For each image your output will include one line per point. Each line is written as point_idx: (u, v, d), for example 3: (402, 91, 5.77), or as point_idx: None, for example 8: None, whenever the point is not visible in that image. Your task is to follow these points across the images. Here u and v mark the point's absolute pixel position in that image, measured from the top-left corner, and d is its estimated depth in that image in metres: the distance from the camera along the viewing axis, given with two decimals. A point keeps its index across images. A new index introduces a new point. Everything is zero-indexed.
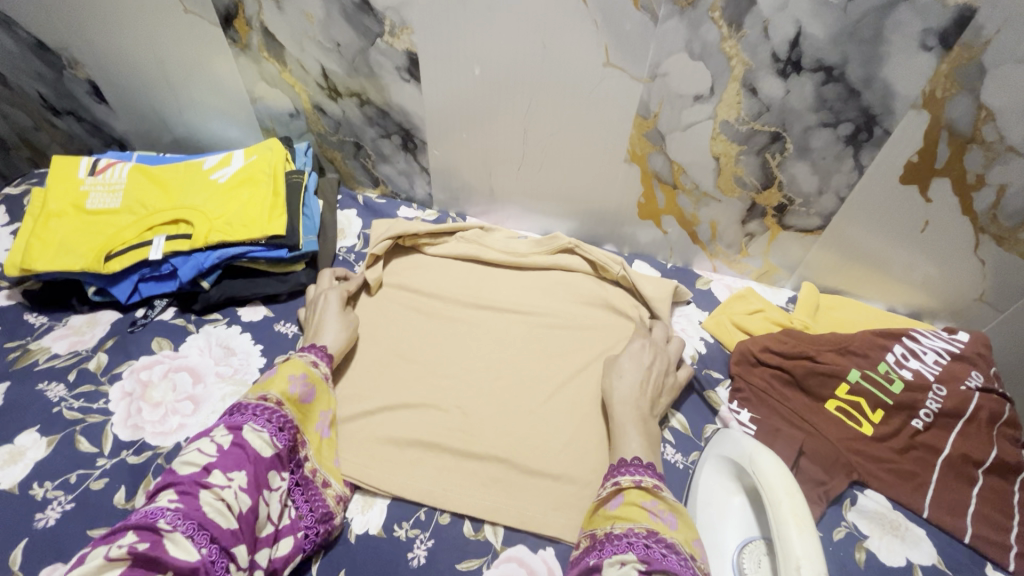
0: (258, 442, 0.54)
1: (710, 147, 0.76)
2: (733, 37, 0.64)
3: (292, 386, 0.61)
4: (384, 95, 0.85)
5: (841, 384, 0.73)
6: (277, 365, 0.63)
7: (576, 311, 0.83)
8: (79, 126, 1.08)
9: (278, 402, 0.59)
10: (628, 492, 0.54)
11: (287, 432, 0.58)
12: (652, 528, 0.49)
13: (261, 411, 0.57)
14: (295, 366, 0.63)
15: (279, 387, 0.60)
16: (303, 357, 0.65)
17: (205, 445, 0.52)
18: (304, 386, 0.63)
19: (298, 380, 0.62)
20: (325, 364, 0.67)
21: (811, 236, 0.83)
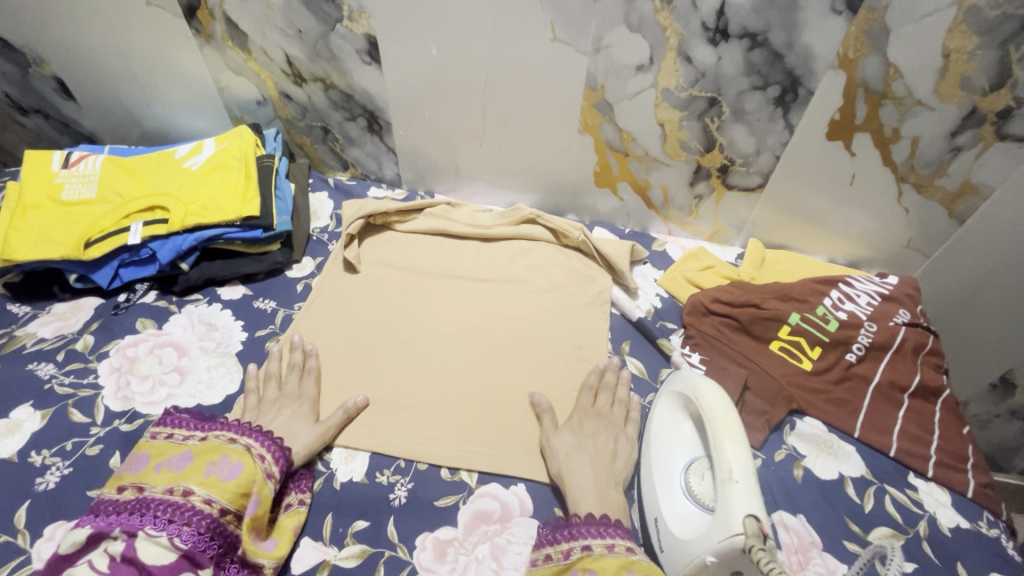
0: (152, 551, 0.49)
1: (655, 114, 0.81)
2: (665, 9, 0.70)
3: (205, 472, 0.55)
4: (347, 79, 0.89)
5: (783, 326, 0.79)
6: (192, 453, 0.57)
7: (539, 276, 0.88)
8: (48, 124, 1.10)
9: (185, 492, 0.53)
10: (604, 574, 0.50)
11: (197, 527, 0.51)
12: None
13: (162, 510, 0.51)
14: (214, 452, 0.57)
15: (192, 479, 0.54)
16: (226, 440, 0.59)
17: (95, 556, 0.48)
18: (223, 467, 0.56)
19: (218, 463, 0.56)
20: (266, 451, 0.59)
21: (754, 194, 0.90)
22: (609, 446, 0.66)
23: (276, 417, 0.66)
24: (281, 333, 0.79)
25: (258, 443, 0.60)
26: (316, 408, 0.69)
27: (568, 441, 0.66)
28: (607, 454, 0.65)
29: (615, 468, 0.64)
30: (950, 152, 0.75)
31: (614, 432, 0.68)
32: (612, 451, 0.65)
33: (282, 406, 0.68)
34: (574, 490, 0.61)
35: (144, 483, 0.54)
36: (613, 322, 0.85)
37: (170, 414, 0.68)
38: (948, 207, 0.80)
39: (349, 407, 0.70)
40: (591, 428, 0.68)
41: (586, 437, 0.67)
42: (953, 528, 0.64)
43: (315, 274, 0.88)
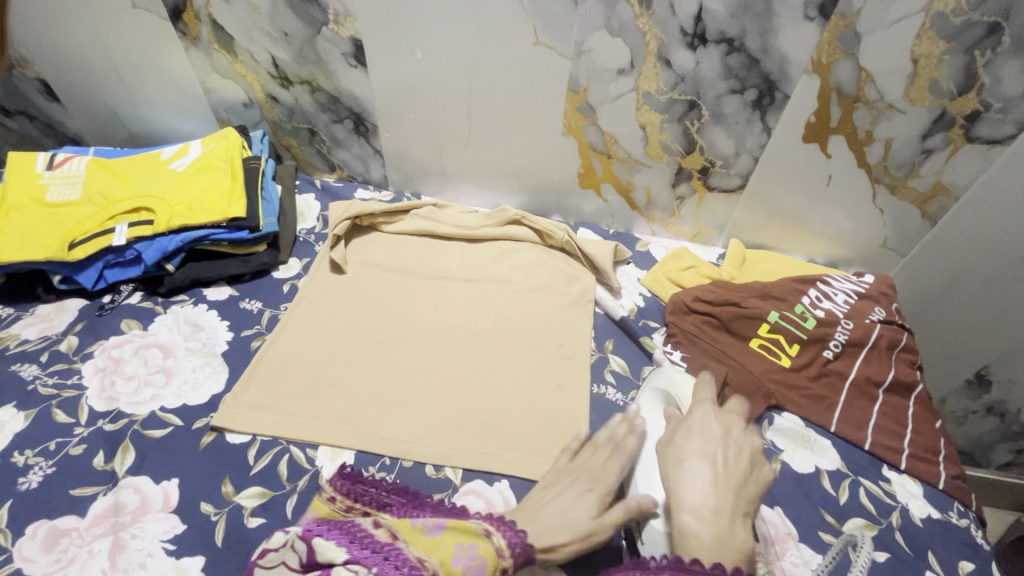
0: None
1: (637, 117, 0.83)
2: (645, 14, 0.72)
3: (455, 560, 0.47)
4: (334, 81, 0.89)
5: (762, 324, 0.81)
6: (448, 523, 0.51)
7: (525, 276, 0.90)
8: (32, 126, 1.09)
9: (432, 574, 0.46)
10: None
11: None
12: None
13: (402, 562, 0.46)
14: (468, 534, 0.50)
15: (437, 559, 0.47)
16: (479, 523, 0.51)
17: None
18: (471, 562, 0.47)
19: (465, 553, 0.48)
20: (506, 543, 0.50)
21: (734, 195, 0.91)
22: (736, 460, 0.59)
23: (561, 494, 0.57)
24: (267, 333, 0.80)
25: (500, 534, 0.50)
26: (602, 498, 0.57)
27: (691, 444, 0.60)
28: (735, 473, 0.58)
29: (740, 493, 0.56)
30: (921, 154, 0.77)
31: (748, 447, 0.61)
32: (741, 472, 0.58)
33: (574, 482, 0.59)
34: (683, 505, 0.55)
35: (400, 534, 0.50)
36: (597, 321, 0.86)
37: (155, 414, 0.68)
38: (921, 207, 0.83)
39: (632, 508, 0.56)
40: (723, 433, 0.62)
41: (714, 451, 0.59)
42: (925, 519, 0.66)
43: (301, 275, 0.89)
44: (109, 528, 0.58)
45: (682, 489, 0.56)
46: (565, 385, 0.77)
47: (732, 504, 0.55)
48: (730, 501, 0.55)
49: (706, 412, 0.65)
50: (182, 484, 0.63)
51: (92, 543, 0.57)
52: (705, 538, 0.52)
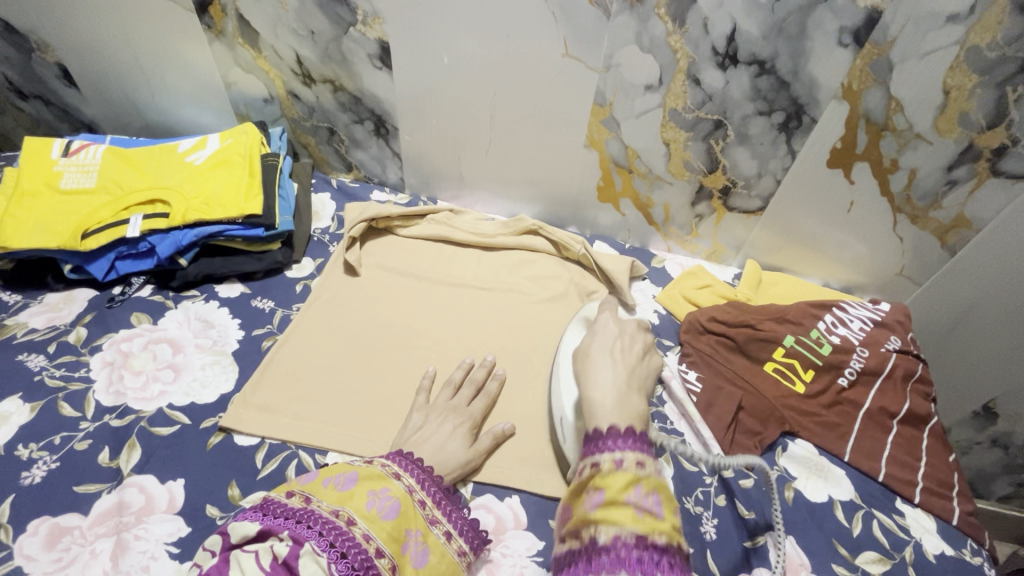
0: (311, 568, 0.46)
1: (660, 133, 0.82)
2: (677, 32, 0.71)
3: (369, 502, 0.52)
4: (357, 82, 0.89)
5: (777, 347, 0.80)
6: (357, 474, 0.55)
7: (539, 286, 0.89)
8: (47, 110, 1.09)
9: (349, 519, 0.50)
10: (608, 487, 0.49)
11: (352, 560, 0.47)
12: (645, 525, 0.46)
13: (324, 527, 0.49)
14: (376, 482, 0.55)
15: (355, 503, 0.52)
16: (384, 469, 0.57)
17: (263, 550, 0.47)
18: (386, 502, 0.53)
19: (379, 496, 0.53)
20: (414, 480, 0.58)
21: (753, 217, 0.91)
22: (633, 347, 0.66)
23: (438, 430, 0.66)
24: (278, 333, 0.79)
25: (409, 476, 0.58)
26: (472, 429, 0.68)
27: (595, 343, 0.66)
28: (631, 354, 0.65)
29: (634, 369, 0.63)
30: (945, 185, 0.76)
31: (641, 337, 0.68)
32: (635, 353, 0.65)
33: (446, 419, 0.68)
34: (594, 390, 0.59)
35: (312, 495, 0.53)
36: None
37: (163, 411, 0.67)
38: (941, 238, 0.82)
39: (497, 433, 0.69)
40: (622, 330, 0.68)
41: (616, 342, 0.66)
42: (938, 555, 0.65)
43: (314, 275, 0.88)
44: (112, 527, 0.57)
45: (591, 372, 0.62)
46: None
47: (627, 380, 0.60)
48: (626, 377, 0.61)
49: (610, 318, 0.71)
50: (188, 485, 0.61)
51: (95, 543, 0.55)
52: (609, 409, 0.57)
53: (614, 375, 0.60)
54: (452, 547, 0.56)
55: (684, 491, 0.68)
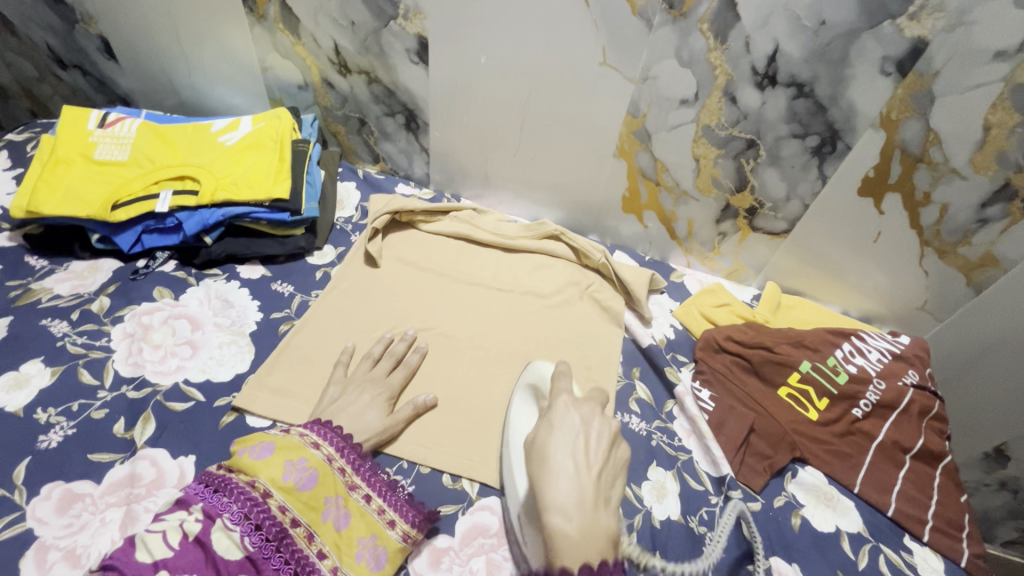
0: (224, 543, 0.49)
1: (691, 149, 0.82)
2: (718, 49, 0.71)
3: (285, 473, 0.54)
4: (392, 75, 0.89)
5: (793, 372, 0.80)
6: (274, 444, 0.56)
7: (554, 292, 0.88)
8: (85, 80, 1.11)
9: (265, 491, 0.52)
10: None
11: (266, 532, 0.50)
12: None
13: (238, 497, 0.51)
14: (294, 451, 0.56)
15: (269, 475, 0.53)
16: (303, 439, 0.57)
17: (172, 529, 0.48)
18: (303, 472, 0.55)
19: (296, 467, 0.55)
20: (334, 449, 0.58)
21: (777, 239, 0.90)
22: (598, 443, 0.51)
23: (355, 401, 0.67)
24: (296, 318, 0.79)
25: (327, 445, 0.59)
26: (390, 399, 0.70)
27: (553, 441, 0.51)
28: (595, 456, 0.50)
29: (602, 475, 0.48)
30: (976, 223, 0.75)
31: (608, 429, 0.53)
32: (602, 451, 0.50)
33: (364, 390, 0.69)
34: (551, 510, 0.46)
35: (233, 466, 0.54)
36: (624, 347, 0.85)
37: (179, 386, 0.68)
38: (968, 275, 0.80)
39: (419, 404, 0.71)
40: (582, 419, 0.54)
41: (578, 438, 0.51)
42: None
43: (335, 264, 0.88)
44: (122, 498, 0.57)
45: (546, 482, 0.48)
46: None
47: (595, 493, 0.46)
48: (592, 493, 0.46)
49: (568, 405, 0.57)
50: (199, 461, 0.62)
51: (105, 512, 0.56)
52: (571, 536, 0.44)
53: (578, 485, 0.47)
54: (371, 507, 0.57)
55: (689, 510, 0.67)
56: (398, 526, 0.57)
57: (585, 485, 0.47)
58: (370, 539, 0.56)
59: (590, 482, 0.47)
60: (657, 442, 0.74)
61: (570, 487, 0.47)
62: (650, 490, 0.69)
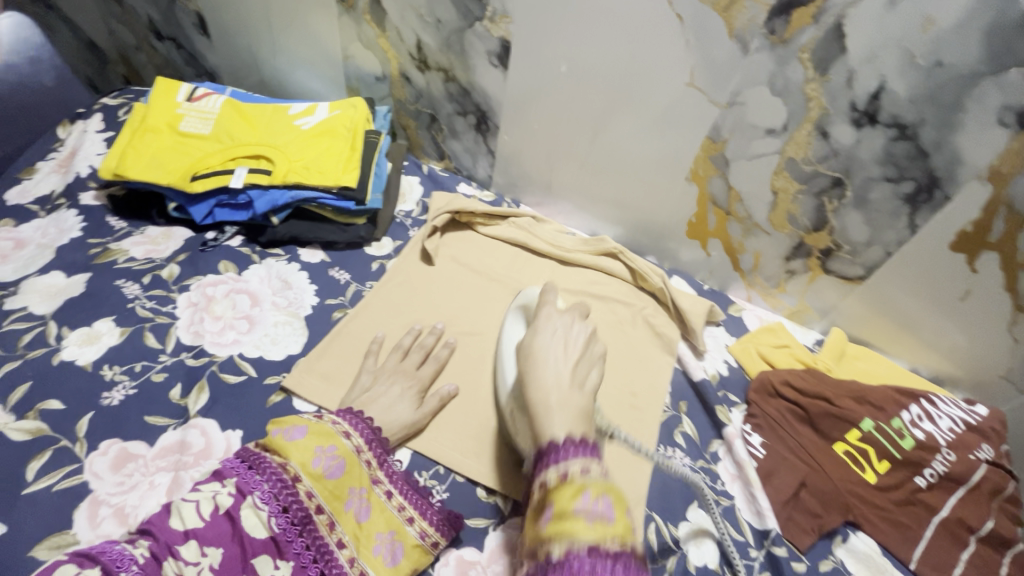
0: (251, 521, 0.51)
1: (771, 180, 0.78)
2: (817, 80, 0.67)
3: (315, 460, 0.56)
4: (470, 75, 0.89)
5: (852, 429, 0.75)
6: (308, 428, 0.58)
7: (606, 312, 0.87)
8: (177, 52, 1.16)
9: (295, 475, 0.55)
10: (557, 497, 0.46)
11: (291, 515, 0.52)
12: (596, 536, 0.41)
13: (270, 476, 0.53)
14: (325, 437, 0.58)
15: (300, 459, 0.55)
16: (336, 427, 0.60)
17: (205, 500, 0.51)
18: (331, 460, 0.57)
19: (326, 455, 0.57)
20: (363, 440, 0.60)
21: (851, 284, 0.84)
22: (576, 340, 0.64)
23: (386, 392, 0.68)
24: (349, 307, 0.80)
25: (357, 434, 0.61)
26: (420, 392, 0.70)
27: (546, 343, 0.63)
28: (575, 349, 0.63)
29: (579, 364, 0.61)
30: None
31: (586, 329, 0.66)
32: (578, 343, 0.63)
33: (394, 381, 0.70)
34: (535, 385, 0.58)
35: (268, 444, 0.57)
36: (674, 378, 0.82)
37: (234, 359, 0.70)
38: None
39: (443, 395, 0.71)
40: (564, 324, 0.67)
41: (557, 332, 0.65)
42: None
43: (391, 257, 0.89)
44: (172, 463, 0.59)
45: (537, 369, 0.60)
46: (629, 437, 0.74)
47: (573, 375, 0.59)
48: (569, 376, 0.59)
49: (552, 313, 0.69)
50: (244, 437, 0.63)
51: (154, 475, 0.58)
52: (554, 418, 0.53)
53: (559, 370, 0.59)
54: (391, 503, 0.59)
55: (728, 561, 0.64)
56: (417, 522, 0.58)
57: (568, 373, 0.59)
58: (388, 535, 0.57)
59: (569, 369, 0.60)
60: (700, 483, 0.70)
61: (556, 364, 0.60)
62: (688, 533, 0.66)
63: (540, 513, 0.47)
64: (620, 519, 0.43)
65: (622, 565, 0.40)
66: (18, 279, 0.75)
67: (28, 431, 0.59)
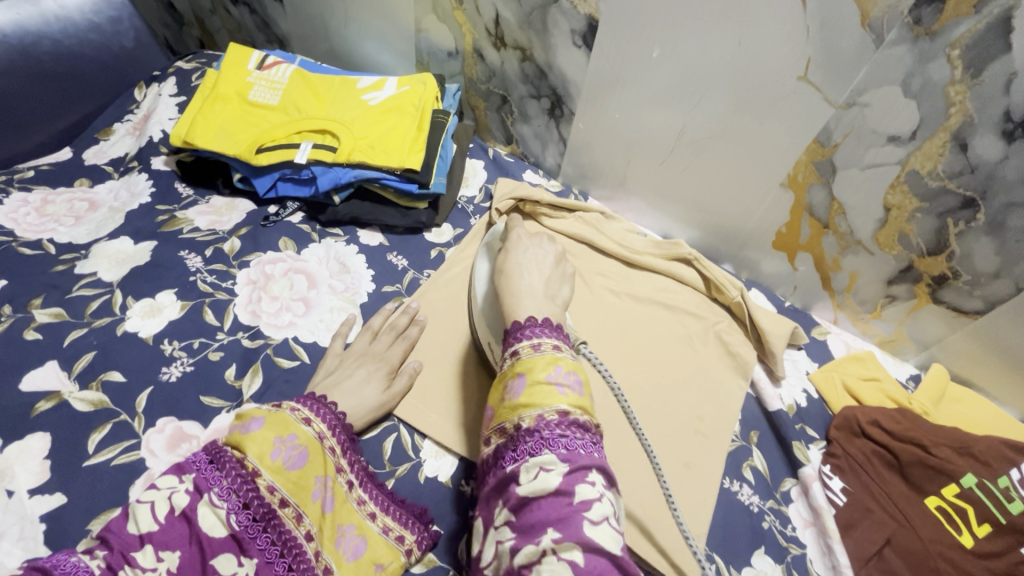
0: (209, 520, 0.46)
1: (884, 194, 0.69)
2: (965, 82, 0.56)
3: (274, 452, 0.50)
4: (549, 56, 0.83)
5: (950, 484, 0.64)
6: (264, 418, 0.52)
7: (674, 323, 0.80)
8: (251, 18, 1.15)
9: (253, 470, 0.49)
10: (529, 367, 0.45)
11: (253, 511, 0.48)
12: (571, 404, 0.43)
13: (229, 473, 0.48)
14: (284, 426, 0.53)
15: (258, 451, 0.50)
16: (294, 415, 0.55)
17: (161, 501, 0.46)
18: (292, 450, 0.52)
19: (286, 446, 0.51)
20: (326, 426, 0.57)
21: (964, 319, 0.73)
22: (546, 258, 0.59)
23: (351, 375, 0.64)
24: (405, 295, 0.78)
25: (319, 420, 0.57)
26: (389, 373, 0.67)
27: (519, 265, 0.58)
28: (547, 265, 0.59)
29: (550, 280, 0.57)
30: None
31: (557, 249, 0.61)
32: (549, 261, 0.59)
33: (361, 364, 0.66)
34: (512, 295, 0.54)
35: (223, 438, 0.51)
36: (746, 404, 0.75)
37: (289, 343, 0.69)
38: None
39: (412, 373, 0.68)
40: (533, 245, 0.61)
41: (527, 252, 0.60)
42: None
43: (451, 245, 0.85)
44: None
45: (513, 283, 0.55)
46: (692, 465, 0.68)
47: (545, 290, 0.55)
48: (541, 288, 0.55)
49: (523, 235, 0.63)
50: None
51: None
52: (527, 306, 0.52)
53: (540, 287, 0.55)
54: (352, 496, 0.57)
55: None
56: (379, 517, 0.57)
57: (531, 296, 0.53)
58: (350, 529, 0.55)
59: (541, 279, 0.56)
60: (768, 526, 0.64)
61: (524, 284, 0.55)
62: None
63: (506, 382, 0.46)
64: (586, 394, 0.45)
65: (585, 431, 0.42)
66: (89, 243, 0.76)
67: (91, 402, 0.60)
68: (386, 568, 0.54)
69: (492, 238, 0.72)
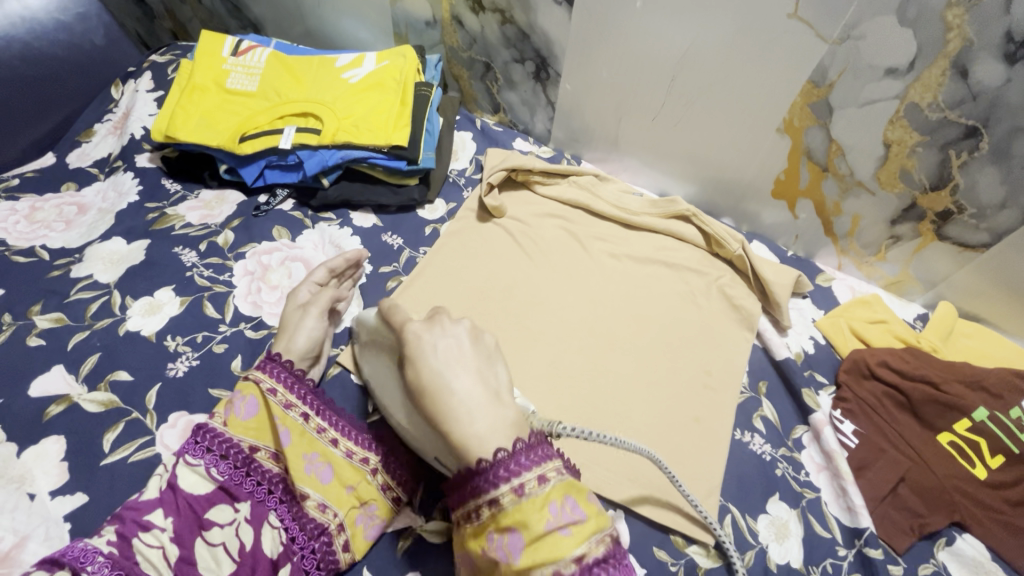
0: (192, 479, 0.50)
1: (883, 131, 0.67)
2: (963, 4, 0.54)
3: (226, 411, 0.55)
4: (530, 16, 0.80)
5: (962, 419, 0.64)
6: None
7: (677, 281, 0.80)
8: (221, 4, 1.11)
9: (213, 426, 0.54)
10: (528, 524, 0.37)
11: (232, 460, 0.52)
12: (585, 546, 0.36)
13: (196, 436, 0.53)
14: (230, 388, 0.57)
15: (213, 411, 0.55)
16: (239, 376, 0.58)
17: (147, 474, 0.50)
18: (241, 403, 0.56)
19: (235, 403, 0.56)
20: (277, 382, 0.58)
21: (970, 253, 0.71)
22: (461, 345, 0.43)
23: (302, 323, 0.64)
24: (403, 275, 0.78)
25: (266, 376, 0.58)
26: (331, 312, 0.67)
27: (434, 365, 0.42)
28: (463, 355, 0.43)
29: (482, 370, 0.42)
30: None
31: (462, 328, 0.44)
32: (460, 348, 0.43)
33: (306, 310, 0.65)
34: (458, 426, 0.39)
35: None
36: (753, 356, 0.75)
37: None
38: None
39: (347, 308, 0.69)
40: (439, 341, 0.43)
41: (436, 349, 0.43)
42: None
43: (445, 221, 0.84)
44: None
45: (442, 405, 0.40)
46: (702, 419, 0.68)
47: (492, 388, 0.42)
48: (483, 391, 0.41)
49: (419, 325, 0.45)
50: None
51: None
52: (477, 427, 0.39)
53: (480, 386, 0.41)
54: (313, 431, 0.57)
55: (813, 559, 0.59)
56: (344, 445, 0.58)
57: (485, 402, 0.41)
58: (316, 458, 0.55)
59: (478, 385, 0.41)
60: (782, 473, 0.65)
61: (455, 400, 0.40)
62: (768, 527, 0.61)
63: (496, 539, 0.38)
64: (589, 508, 0.38)
65: (609, 565, 0.36)
66: (82, 247, 0.75)
67: (101, 403, 0.60)
68: (358, 488, 0.56)
69: (373, 336, 0.59)
